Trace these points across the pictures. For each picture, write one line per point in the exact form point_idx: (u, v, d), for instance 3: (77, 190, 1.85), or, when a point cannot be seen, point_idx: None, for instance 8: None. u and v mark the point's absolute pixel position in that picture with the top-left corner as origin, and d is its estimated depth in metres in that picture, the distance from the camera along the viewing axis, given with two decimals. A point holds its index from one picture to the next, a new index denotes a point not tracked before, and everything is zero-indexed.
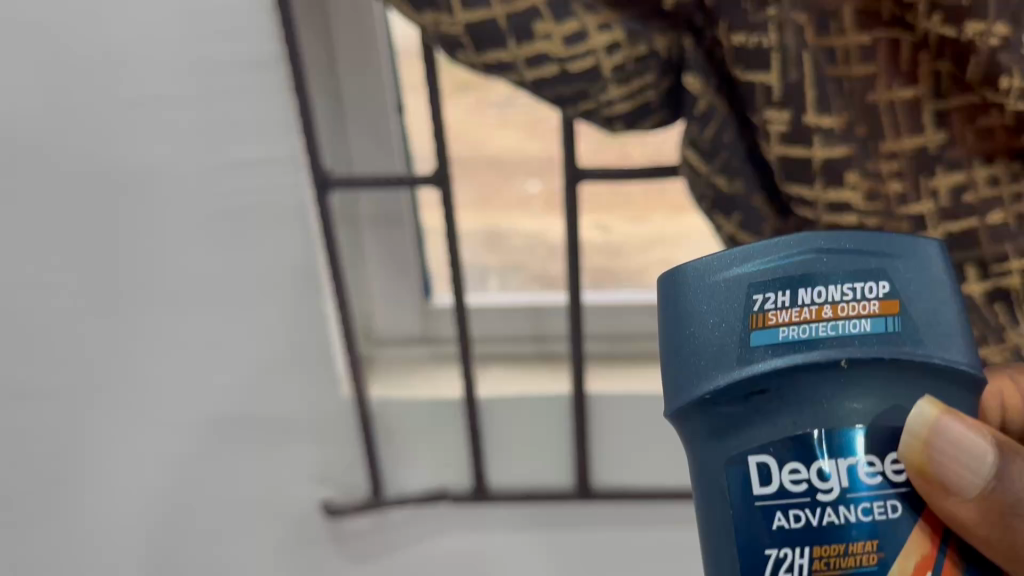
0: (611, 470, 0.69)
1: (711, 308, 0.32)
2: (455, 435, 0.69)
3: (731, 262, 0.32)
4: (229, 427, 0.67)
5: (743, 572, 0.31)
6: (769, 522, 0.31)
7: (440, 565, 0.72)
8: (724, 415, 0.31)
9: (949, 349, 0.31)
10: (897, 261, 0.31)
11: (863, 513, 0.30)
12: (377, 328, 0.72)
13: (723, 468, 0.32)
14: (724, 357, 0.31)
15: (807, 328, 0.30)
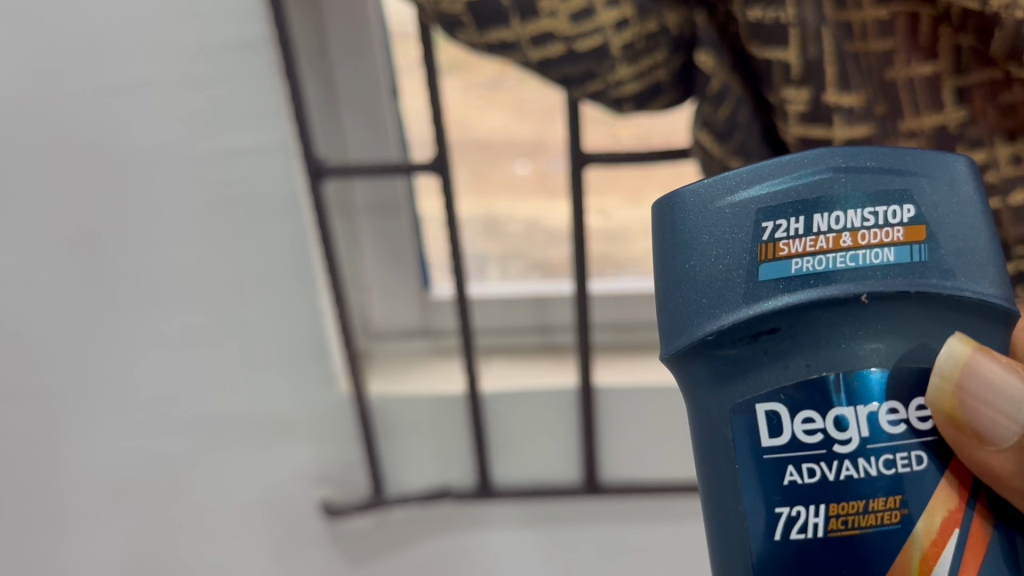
0: (619, 465, 0.67)
1: (715, 238, 0.30)
2: (457, 431, 0.67)
3: (739, 184, 0.30)
4: (224, 427, 0.65)
5: (751, 533, 0.30)
6: (780, 476, 0.29)
7: (444, 562, 0.71)
8: (730, 358, 0.30)
9: (982, 282, 0.29)
10: (922, 182, 0.29)
11: (883, 466, 0.29)
12: (374, 321, 0.70)
13: (728, 417, 0.30)
14: (731, 293, 0.29)
15: (822, 259, 0.29)
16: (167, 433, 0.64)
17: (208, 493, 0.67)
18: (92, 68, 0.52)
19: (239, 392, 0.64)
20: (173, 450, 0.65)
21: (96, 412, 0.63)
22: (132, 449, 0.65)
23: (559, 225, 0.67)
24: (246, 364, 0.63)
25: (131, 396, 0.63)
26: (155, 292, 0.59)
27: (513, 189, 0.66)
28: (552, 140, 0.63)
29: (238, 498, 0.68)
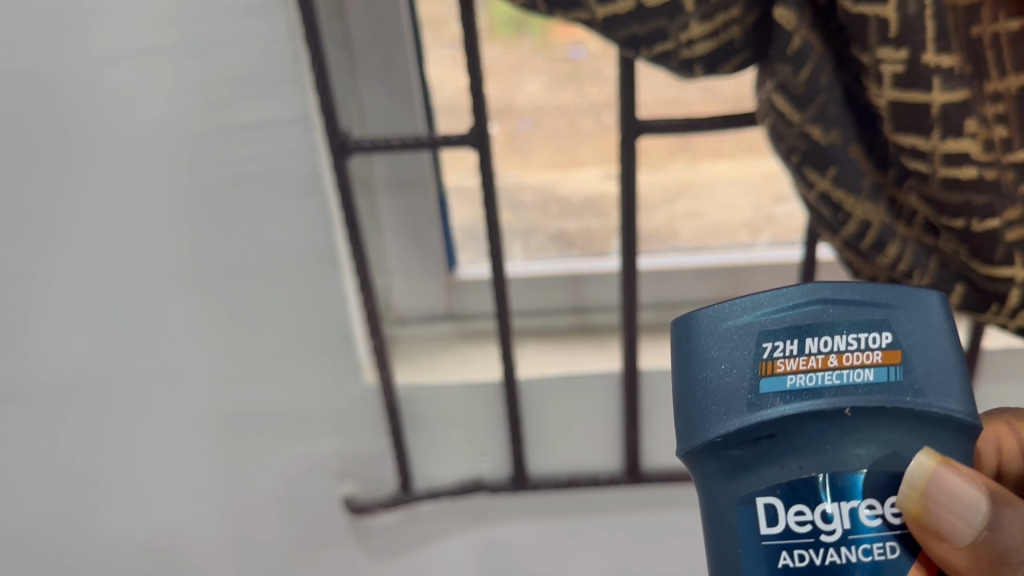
0: (662, 451, 0.63)
1: (722, 353, 0.29)
2: (491, 419, 0.62)
3: (741, 308, 0.29)
4: (238, 423, 0.60)
5: None
6: (771, 564, 0.28)
7: (474, 556, 0.67)
8: (733, 460, 0.29)
9: (954, 400, 0.28)
10: (898, 312, 0.29)
11: (865, 554, 0.28)
12: (396, 306, 0.65)
13: (732, 510, 0.29)
14: (732, 404, 0.28)
15: (813, 376, 0.28)
16: (178, 429, 0.60)
17: (222, 493, 0.63)
18: (83, 34, 0.48)
19: (252, 387, 0.59)
20: (182, 448, 0.61)
21: (103, 409, 0.59)
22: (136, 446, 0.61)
23: (573, 194, 0.63)
24: (260, 359, 0.58)
25: (139, 391, 0.58)
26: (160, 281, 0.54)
27: (519, 162, 0.62)
28: (519, 101, 0.59)
29: (254, 498, 0.63)
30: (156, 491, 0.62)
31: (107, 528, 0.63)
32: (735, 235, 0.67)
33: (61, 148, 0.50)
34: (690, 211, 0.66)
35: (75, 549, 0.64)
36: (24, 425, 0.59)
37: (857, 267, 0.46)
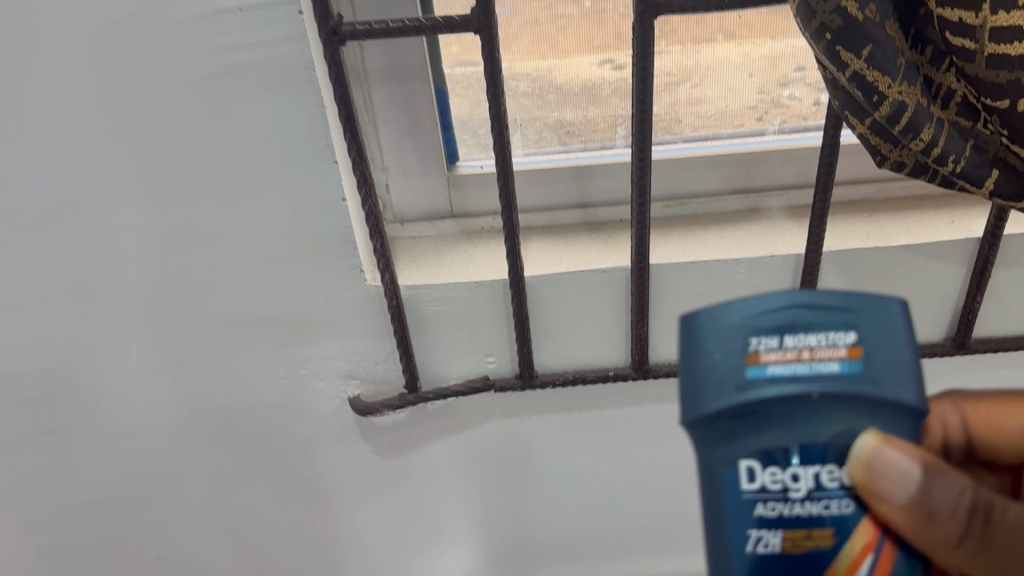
0: (669, 345, 0.63)
1: (717, 345, 0.33)
2: (497, 319, 0.60)
3: (735, 310, 0.33)
4: (240, 324, 0.60)
5: (731, 552, 0.32)
6: (750, 513, 0.32)
7: (480, 441, 0.69)
8: (721, 431, 0.32)
9: (904, 389, 0.31)
10: (864, 316, 0.32)
11: (828, 506, 0.31)
12: (394, 204, 0.62)
13: (725, 466, 0.32)
14: (725, 385, 0.32)
15: (790, 367, 0.31)
16: (184, 329, 0.60)
17: (232, 392, 0.63)
18: None
19: (252, 288, 0.58)
20: (189, 348, 0.61)
21: (107, 310, 0.59)
22: (141, 345, 0.61)
23: (571, 81, 0.60)
24: (263, 260, 0.56)
25: (144, 291, 0.58)
26: (151, 179, 0.53)
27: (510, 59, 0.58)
28: None
29: (261, 397, 0.64)
30: (168, 387, 0.63)
31: (120, 421, 0.65)
32: (741, 120, 0.64)
33: (34, 40, 0.47)
34: (695, 96, 0.62)
35: (94, 442, 0.66)
36: (29, 322, 0.59)
37: (883, 151, 0.44)
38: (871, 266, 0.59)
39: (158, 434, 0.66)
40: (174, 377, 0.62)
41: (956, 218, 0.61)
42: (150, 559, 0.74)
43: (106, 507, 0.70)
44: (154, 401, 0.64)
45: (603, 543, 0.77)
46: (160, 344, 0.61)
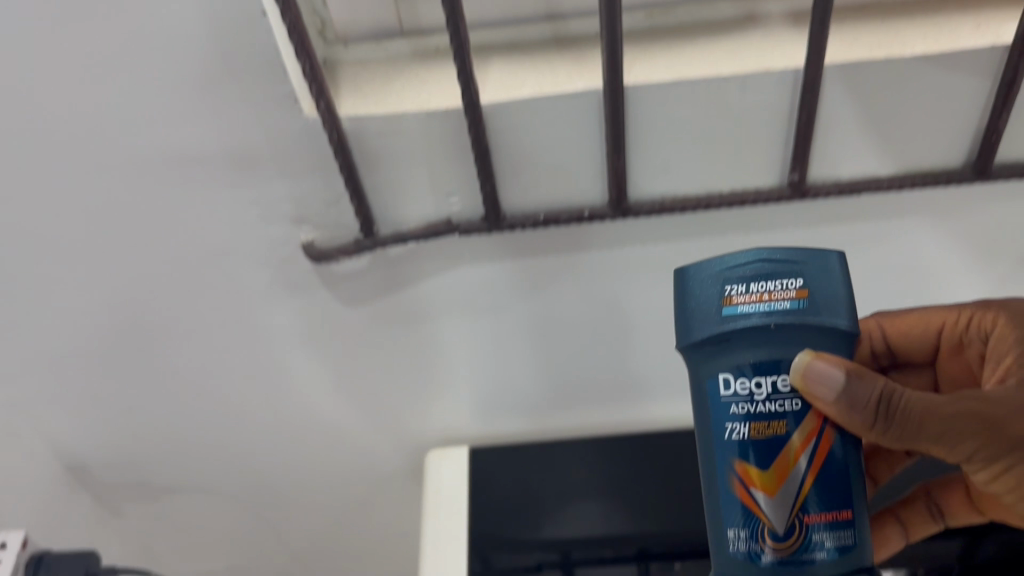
0: (652, 178, 0.56)
1: (700, 291, 0.44)
2: (458, 154, 0.54)
3: (716, 263, 0.44)
4: (173, 161, 0.54)
5: (713, 439, 0.44)
6: (727, 411, 0.44)
7: (449, 296, 0.64)
8: (705, 354, 0.44)
9: (839, 317, 0.43)
10: (810, 265, 0.43)
11: (784, 404, 0.43)
12: (333, 21, 0.54)
13: (709, 377, 0.44)
14: (707, 321, 0.44)
15: (753, 305, 0.43)
16: (117, 166, 0.54)
17: (182, 239, 0.58)
18: None
19: (180, 118, 0.52)
20: (121, 191, 0.55)
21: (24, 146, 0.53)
22: (67, 187, 0.55)
23: None
24: (192, 85, 0.51)
25: (61, 121, 0.52)
26: None
27: None
28: None
29: (208, 245, 0.59)
30: (112, 235, 0.58)
31: (60, 272, 0.60)
32: None
33: None
34: None
35: (41, 293, 0.62)
36: None
37: None
38: (877, 81, 0.52)
39: (104, 286, 0.61)
40: (109, 225, 0.57)
41: (980, 22, 0.53)
42: (122, 409, 0.71)
43: (69, 360, 0.67)
44: (94, 251, 0.59)
45: (592, 393, 0.73)
46: (88, 186, 0.55)
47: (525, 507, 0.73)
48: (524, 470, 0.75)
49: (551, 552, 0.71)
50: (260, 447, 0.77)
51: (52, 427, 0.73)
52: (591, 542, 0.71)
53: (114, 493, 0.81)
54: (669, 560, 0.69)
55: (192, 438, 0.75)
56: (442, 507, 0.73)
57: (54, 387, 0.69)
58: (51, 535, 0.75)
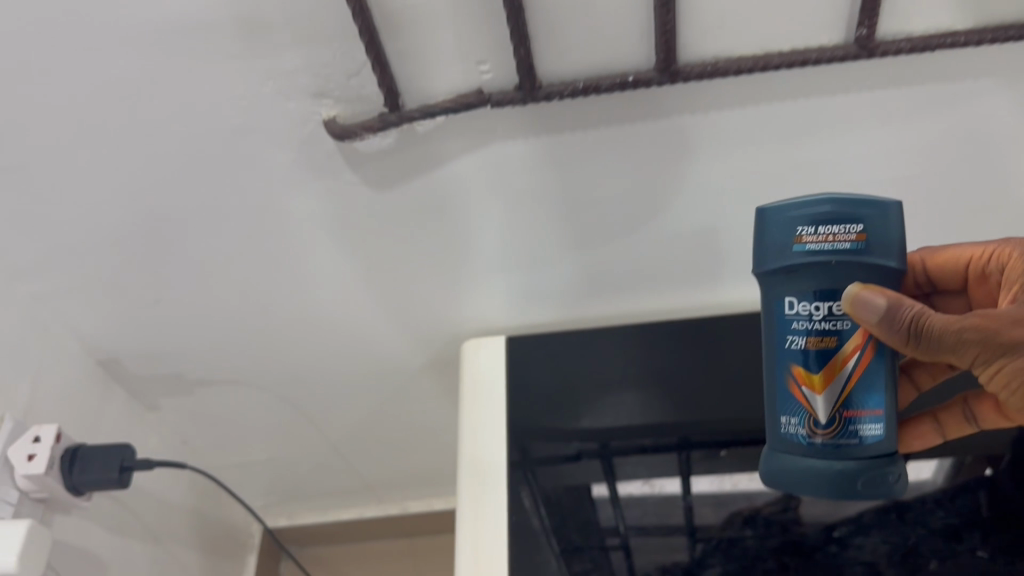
0: (704, 36, 0.51)
1: (774, 228, 0.48)
2: (487, 14, 0.49)
3: (791, 205, 0.48)
4: (178, 36, 0.49)
5: (776, 350, 0.49)
6: (789, 326, 0.48)
7: (482, 175, 0.59)
8: (775, 281, 0.49)
9: (892, 258, 0.46)
10: (873, 211, 0.47)
11: (838, 324, 0.46)
12: None
13: (777, 298, 0.49)
14: (778, 255, 0.48)
15: (819, 246, 0.47)
16: (119, 46, 0.50)
17: (197, 121, 0.54)
18: None
19: None
20: (127, 72, 0.51)
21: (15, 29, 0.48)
22: (68, 70, 0.51)
23: None
24: None
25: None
26: None
27: None
28: None
29: (224, 126, 0.55)
30: (121, 117, 0.54)
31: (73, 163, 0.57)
32: None
33: None
34: None
35: (55, 187, 0.58)
36: None
37: None
38: None
39: (119, 175, 0.58)
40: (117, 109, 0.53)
41: None
42: (150, 303, 0.69)
43: (89, 253, 0.64)
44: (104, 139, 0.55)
45: (635, 276, 0.70)
46: (89, 69, 0.51)
47: (563, 395, 0.71)
48: (561, 359, 0.73)
49: (590, 441, 0.69)
50: (291, 338, 0.75)
51: (79, 322, 0.71)
52: (630, 430, 0.69)
53: (147, 385, 0.80)
54: (715, 448, 0.67)
55: (222, 330, 0.73)
56: (487, 396, 0.71)
57: (76, 281, 0.67)
58: (87, 429, 0.74)
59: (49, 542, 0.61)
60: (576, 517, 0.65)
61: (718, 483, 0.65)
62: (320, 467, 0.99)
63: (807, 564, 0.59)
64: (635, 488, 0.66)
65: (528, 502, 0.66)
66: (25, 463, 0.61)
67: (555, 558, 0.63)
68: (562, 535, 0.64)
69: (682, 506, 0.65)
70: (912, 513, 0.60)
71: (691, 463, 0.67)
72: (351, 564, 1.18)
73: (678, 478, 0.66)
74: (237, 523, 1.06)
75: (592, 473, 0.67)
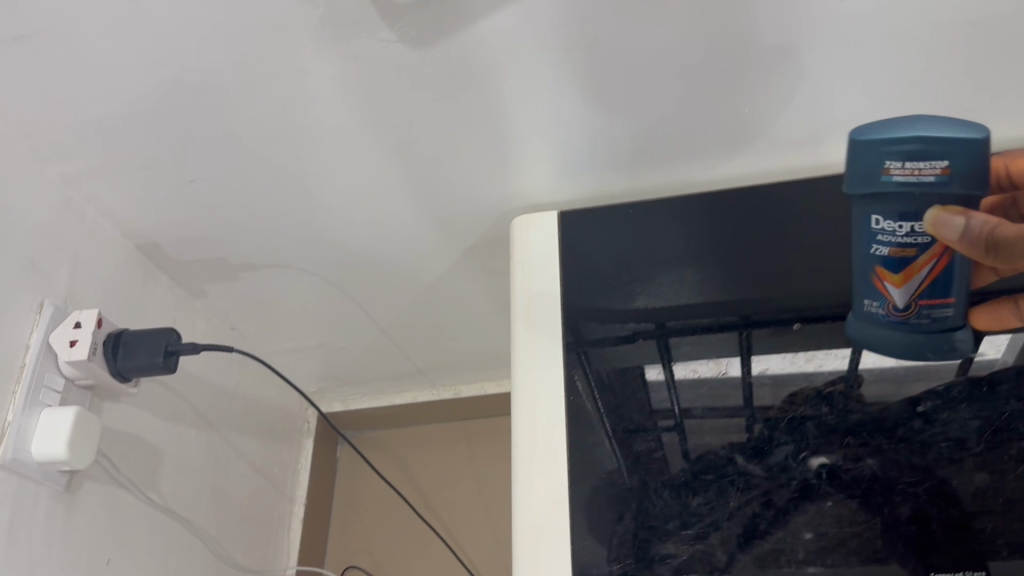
0: None
1: (862, 158, 0.48)
2: None
3: (878, 136, 0.48)
4: None
5: (863, 253, 0.52)
6: (874, 238, 0.51)
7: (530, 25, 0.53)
8: (863, 200, 0.50)
9: (978, 189, 0.46)
10: (959, 146, 0.46)
11: (919, 241, 0.49)
12: None
13: (863, 214, 0.51)
14: (866, 184, 0.49)
15: (905, 181, 0.47)
16: None
17: None
18: None
19: None
20: None
21: None
22: None
23: None
24: None
25: None
26: None
27: None
28: None
29: None
30: None
31: (83, 37, 0.52)
32: None
33: None
34: None
35: (68, 64, 0.54)
36: None
37: None
38: None
39: (134, 48, 0.53)
40: None
41: None
42: (184, 182, 0.66)
43: (116, 133, 0.60)
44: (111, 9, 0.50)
45: (699, 137, 0.64)
46: None
47: (619, 274, 0.67)
48: (616, 235, 0.68)
49: (645, 322, 0.64)
50: (333, 219, 0.71)
51: (114, 208, 0.68)
52: (689, 310, 0.64)
53: (191, 272, 0.78)
54: (787, 320, 0.61)
55: (262, 212, 0.70)
56: (537, 267, 0.67)
57: (107, 163, 0.63)
58: (132, 317, 0.72)
59: (99, 428, 0.60)
60: (629, 400, 0.61)
61: (784, 361, 0.60)
62: (371, 352, 0.98)
63: (889, 442, 0.55)
64: (690, 370, 0.61)
65: (580, 385, 0.61)
66: (67, 348, 0.59)
67: (607, 440, 0.59)
68: (616, 417, 0.60)
69: (741, 389, 0.59)
70: (1005, 386, 0.55)
71: (753, 343, 0.61)
72: (407, 449, 1.19)
73: (738, 358, 0.61)
74: (292, 408, 1.06)
75: (647, 355, 0.63)
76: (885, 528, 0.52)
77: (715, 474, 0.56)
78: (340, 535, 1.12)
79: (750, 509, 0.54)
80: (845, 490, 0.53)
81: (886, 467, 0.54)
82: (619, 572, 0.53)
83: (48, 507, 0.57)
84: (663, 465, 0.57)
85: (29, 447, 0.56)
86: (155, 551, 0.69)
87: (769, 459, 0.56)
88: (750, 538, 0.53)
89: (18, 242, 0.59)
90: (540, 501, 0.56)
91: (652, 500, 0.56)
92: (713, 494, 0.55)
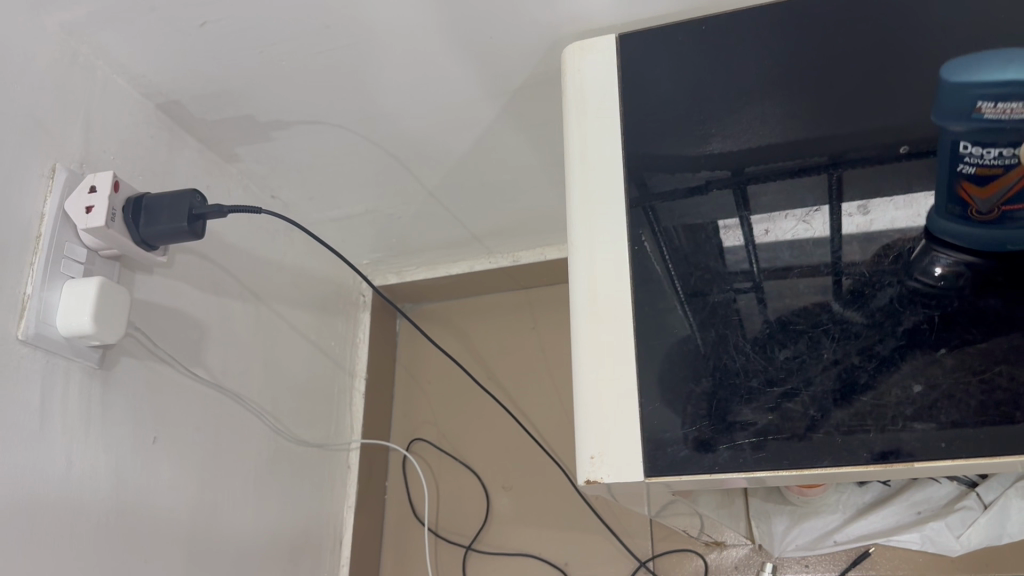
0: None
1: (949, 99, 0.42)
2: None
3: (967, 71, 0.40)
4: None
5: (948, 170, 0.46)
6: (959, 156, 0.44)
7: None
8: (952, 131, 0.43)
9: None
10: None
11: (1008, 161, 0.42)
12: None
13: (950, 136, 0.44)
14: (952, 119, 0.42)
15: (1003, 118, 0.40)
16: None
17: None
18: None
19: None
20: None
21: None
22: None
23: None
24: None
25: None
26: None
27: None
28: None
29: None
30: None
31: None
32: None
33: None
34: None
35: None
36: None
37: None
38: None
39: None
40: None
41: None
42: (196, 27, 0.58)
43: None
44: None
45: None
46: None
47: (687, 108, 0.58)
48: (683, 65, 0.59)
49: (720, 168, 0.55)
50: (364, 64, 0.64)
51: (127, 61, 0.62)
52: (772, 150, 0.55)
53: (221, 132, 0.72)
54: (891, 147, 0.52)
55: (284, 59, 0.62)
56: (590, 105, 0.58)
57: (105, 8, 0.56)
58: (160, 186, 0.67)
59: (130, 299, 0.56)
60: (701, 250, 0.53)
61: (884, 203, 0.51)
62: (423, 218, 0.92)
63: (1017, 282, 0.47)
64: (770, 222, 0.53)
65: (647, 243, 0.53)
66: (84, 216, 0.55)
67: (677, 298, 0.51)
68: (685, 272, 0.52)
69: (828, 243, 0.51)
70: None
71: (843, 188, 0.52)
72: (469, 319, 1.15)
73: (826, 206, 0.52)
74: (345, 281, 1.02)
75: (721, 206, 0.54)
76: (1013, 376, 0.44)
77: (807, 324, 0.49)
78: (404, 407, 1.11)
79: (848, 362, 0.47)
80: (962, 335, 0.46)
81: (1014, 310, 0.46)
82: (695, 438, 0.47)
83: (82, 384, 0.54)
84: (744, 317, 0.50)
85: (53, 321, 0.52)
86: (206, 428, 0.67)
87: (870, 305, 0.48)
88: (849, 395, 0.46)
89: (20, 97, 0.54)
90: (603, 365, 0.50)
91: (732, 355, 0.49)
92: (804, 346, 0.48)
